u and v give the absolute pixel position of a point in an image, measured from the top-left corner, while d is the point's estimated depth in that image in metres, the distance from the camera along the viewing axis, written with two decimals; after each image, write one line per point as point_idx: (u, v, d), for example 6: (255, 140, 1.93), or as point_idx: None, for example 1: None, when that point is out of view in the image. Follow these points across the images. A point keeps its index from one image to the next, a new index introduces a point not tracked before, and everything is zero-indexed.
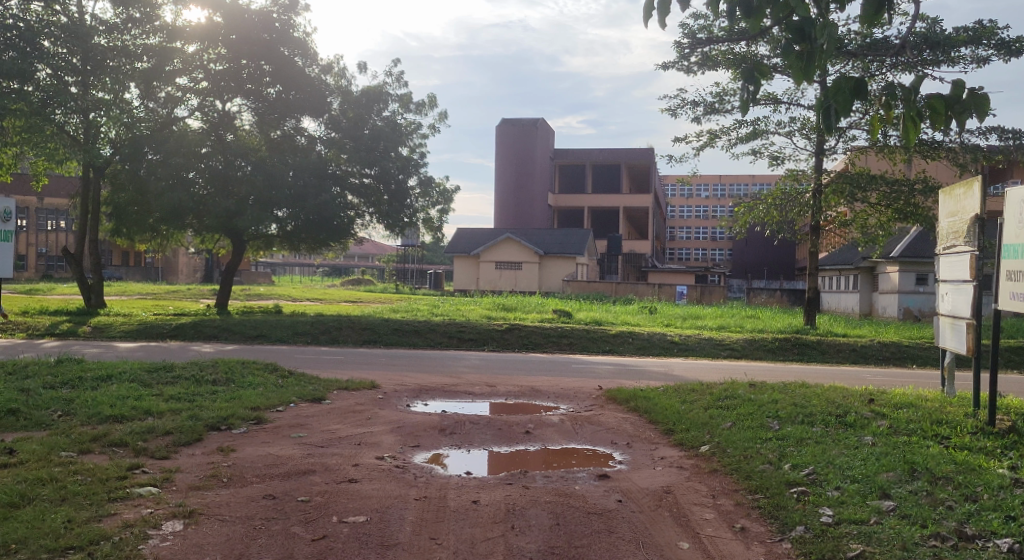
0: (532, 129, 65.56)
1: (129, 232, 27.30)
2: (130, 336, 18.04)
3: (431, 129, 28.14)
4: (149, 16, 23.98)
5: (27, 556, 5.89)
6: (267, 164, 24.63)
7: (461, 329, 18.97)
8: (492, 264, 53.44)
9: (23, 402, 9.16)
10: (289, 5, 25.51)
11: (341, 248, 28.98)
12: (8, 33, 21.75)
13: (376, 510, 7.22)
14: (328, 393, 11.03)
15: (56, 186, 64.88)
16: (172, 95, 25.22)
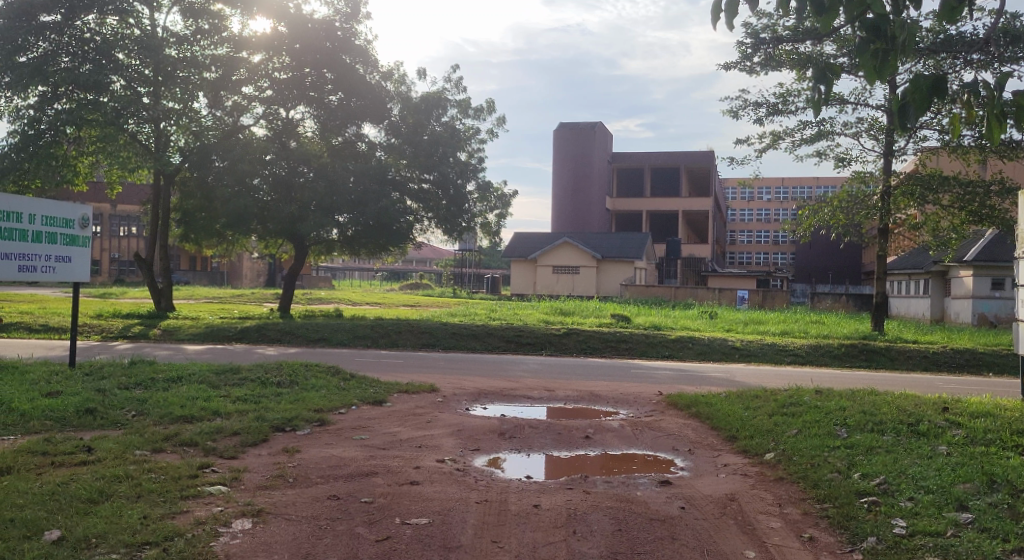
0: (589, 132, 65.72)
1: (196, 238, 28.04)
2: (197, 339, 18.54)
3: (490, 134, 28.12)
4: (217, 27, 24.86)
5: (106, 550, 6.12)
6: (328, 169, 25.20)
7: (518, 333, 19.02)
8: (549, 269, 53.65)
9: (100, 401, 9.50)
10: (350, 14, 25.93)
11: (400, 251, 29.39)
12: (86, 46, 23.37)
13: (438, 513, 7.27)
14: (388, 395, 11.17)
15: (130, 194, 67.44)
16: (239, 103, 25.86)
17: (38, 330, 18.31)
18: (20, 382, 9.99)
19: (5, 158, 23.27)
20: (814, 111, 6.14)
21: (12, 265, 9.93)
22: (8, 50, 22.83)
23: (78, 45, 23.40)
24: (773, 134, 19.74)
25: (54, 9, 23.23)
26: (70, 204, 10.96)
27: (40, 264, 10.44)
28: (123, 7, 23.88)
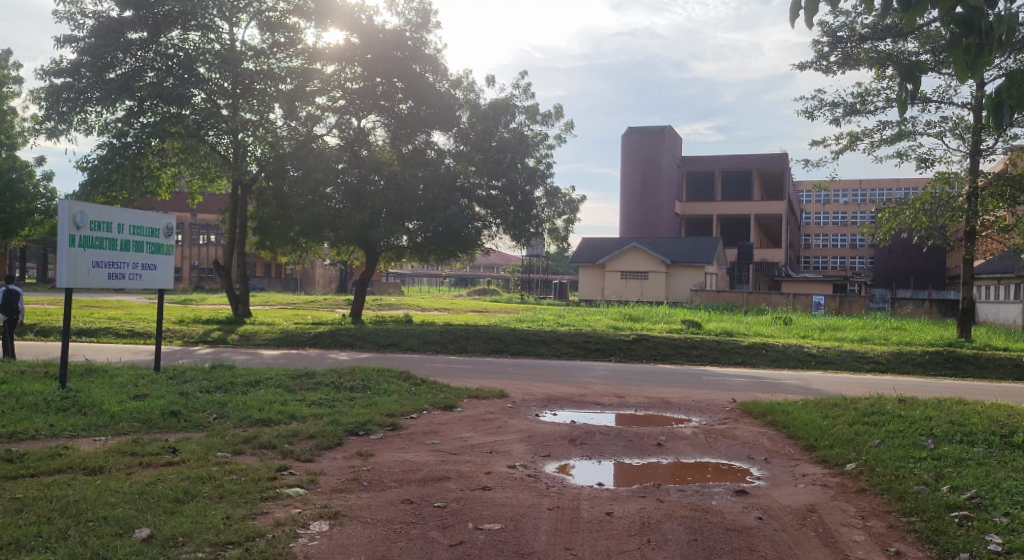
0: (659, 137, 65.05)
1: (272, 244, 28.92)
2: (273, 344, 19.03)
3: (558, 139, 28.15)
4: (292, 40, 25.59)
5: (193, 548, 6.32)
6: (398, 177, 25.48)
7: (587, 339, 18.96)
8: (617, 275, 53.44)
9: (183, 404, 9.84)
10: (421, 23, 26.21)
11: (468, 258, 29.59)
12: (170, 62, 24.27)
13: (511, 518, 7.29)
14: (459, 401, 11.25)
15: (209, 203, 69.84)
16: (313, 114, 26.10)
17: (124, 335, 19.07)
18: (109, 384, 10.42)
19: (94, 170, 24.19)
20: (901, 110, 6.06)
21: (102, 272, 10.32)
22: (99, 67, 23.88)
23: (162, 61, 24.42)
24: (850, 135, 19.20)
25: (140, 27, 24.26)
26: (155, 214, 11.38)
27: (128, 272, 10.89)
28: (205, 23, 24.71)
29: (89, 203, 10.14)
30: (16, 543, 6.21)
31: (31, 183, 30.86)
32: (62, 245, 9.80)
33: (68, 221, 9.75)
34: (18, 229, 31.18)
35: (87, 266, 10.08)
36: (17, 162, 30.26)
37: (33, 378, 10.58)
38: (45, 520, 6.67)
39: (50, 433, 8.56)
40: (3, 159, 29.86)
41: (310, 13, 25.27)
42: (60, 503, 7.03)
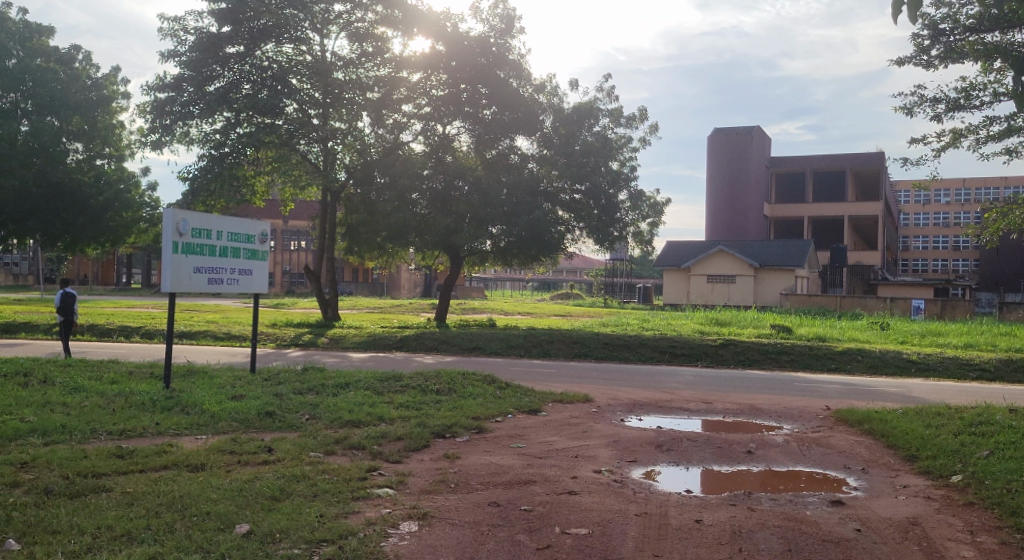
0: (746, 138, 63.72)
1: (359, 250, 29.74)
2: (361, 347, 19.51)
3: (642, 142, 27.94)
4: (379, 49, 25.94)
5: (289, 544, 6.51)
6: (483, 183, 25.94)
7: (672, 344, 18.72)
8: (703, 278, 52.43)
9: (277, 405, 10.17)
10: (504, 29, 26.74)
11: (551, 262, 29.61)
12: (265, 74, 25.26)
13: (598, 524, 7.23)
14: (543, 405, 11.25)
15: (300, 211, 72.35)
16: (399, 121, 26.85)
17: (222, 338, 19.88)
18: (209, 385, 10.88)
19: (194, 180, 25.39)
20: (1018, 106, 5.77)
21: (202, 277, 10.78)
22: (199, 80, 25.01)
23: (258, 73, 25.29)
24: (953, 132, 18.19)
25: (237, 41, 25.17)
26: (251, 221, 11.79)
27: (227, 276, 11.34)
28: (297, 36, 25.63)
29: (191, 211, 10.61)
30: (128, 534, 6.52)
31: (137, 193, 32.57)
32: (166, 252, 10.31)
33: (171, 228, 10.29)
34: (126, 237, 32.97)
35: (189, 271, 10.56)
36: (125, 173, 32.08)
37: (140, 378, 11.12)
38: (153, 514, 6.98)
39: (157, 430, 8.99)
40: (112, 171, 31.68)
41: (397, 23, 25.61)
42: (166, 497, 7.36)
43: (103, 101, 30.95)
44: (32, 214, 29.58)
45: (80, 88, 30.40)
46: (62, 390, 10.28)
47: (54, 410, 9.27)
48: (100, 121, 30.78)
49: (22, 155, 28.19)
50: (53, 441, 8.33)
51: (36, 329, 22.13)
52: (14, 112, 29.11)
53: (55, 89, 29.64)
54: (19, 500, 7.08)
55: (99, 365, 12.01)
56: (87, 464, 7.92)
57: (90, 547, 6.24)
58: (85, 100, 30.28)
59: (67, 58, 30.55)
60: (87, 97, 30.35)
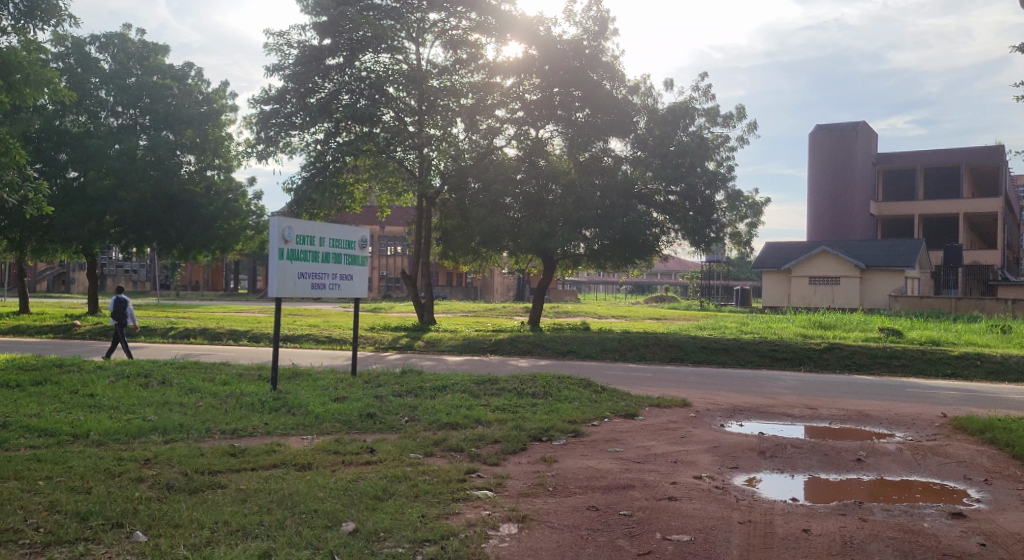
0: (851, 134, 61.20)
1: (454, 254, 30.32)
2: (457, 350, 19.86)
3: (740, 141, 27.28)
4: (474, 56, 26.40)
5: (394, 543, 6.64)
6: (577, 186, 25.48)
7: (772, 348, 18.20)
8: (805, 280, 50.78)
9: (378, 407, 10.43)
10: (598, 32, 26.58)
11: (646, 263, 29.20)
12: (362, 84, 25.95)
13: (700, 530, 7.08)
14: (640, 409, 11.13)
15: (396, 217, 74.22)
16: (493, 126, 27.13)
17: (324, 341, 20.54)
18: (313, 387, 11.26)
19: (298, 190, 26.48)
20: None
21: (306, 283, 11.15)
22: (302, 93, 26.02)
23: (357, 84, 26.00)
24: None
25: (338, 53, 25.95)
26: (350, 227, 12.07)
27: (329, 282, 11.66)
28: (393, 45, 26.13)
29: (295, 219, 10.96)
30: (243, 530, 6.79)
31: (245, 202, 33.81)
32: (273, 259, 10.67)
33: (277, 236, 10.65)
34: (234, 245, 33.99)
35: (294, 276, 10.94)
36: (233, 183, 33.38)
37: (250, 380, 11.61)
38: (266, 511, 7.24)
39: (266, 430, 9.35)
40: (221, 181, 32.97)
41: (491, 29, 26.05)
42: (277, 495, 7.64)
43: (212, 115, 32.10)
44: (149, 224, 31.41)
45: (192, 103, 31.72)
46: (180, 390, 10.83)
47: (172, 410, 9.77)
48: (210, 133, 32.01)
49: (140, 168, 29.93)
50: (173, 439, 8.77)
51: (152, 332, 23.44)
52: (133, 127, 31.03)
53: (170, 105, 31.29)
54: (144, 493, 7.47)
55: (212, 367, 12.59)
56: (204, 462, 8.32)
57: (209, 540, 6.52)
58: (197, 114, 31.64)
59: (181, 75, 32.06)
60: (198, 111, 31.71)
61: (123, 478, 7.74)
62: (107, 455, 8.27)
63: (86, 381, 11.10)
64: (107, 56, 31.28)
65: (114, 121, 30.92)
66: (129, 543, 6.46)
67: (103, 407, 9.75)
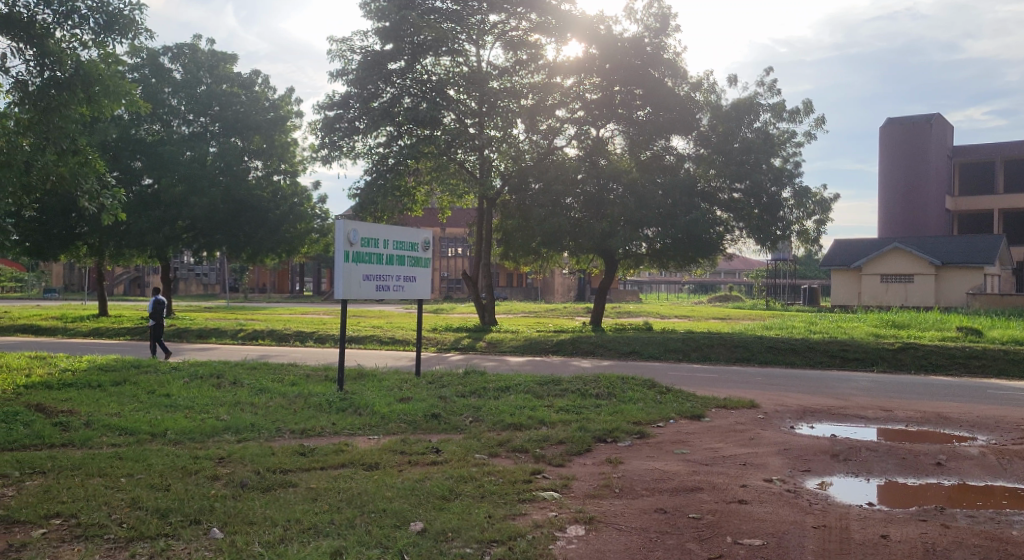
0: (925, 127, 58.47)
1: (515, 255, 30.46)
2: (520, 350, 19.92)
3: (807, 136, 26.72)
4: (535, 56, 26.36)
5: (462, 543, 6.67)
6: (638, 185, 25.33)
7: (843, 348, 17.77)
8: (877, 278, 49.65)
9: (443, 407, 10.53)
10: (660, 28, 26.40)
11: (710, 263, 28.89)
12: (426, 87, 26.33)
13: (773, 535, 6.91)
14: (707, 410, 10.97)
15: (458, 218, 75.00)
16: (553, 126, 27.22)
17: (387, 342, 20.82)
18: (378, 387, 11.40)
19: (362, 195, 27.00)
20: None
21: (371, 286, 11.29)
22: (365, 97, 26.58)
23: (418, 86, 26.46)
24: None
25: (399, 57, 26.24)
26: (414, 229, 12.19)
27: (392, 284, 11.81)
28: (455, 48, 26.25)
29: (359, 222, 11.14)
30: (314, 528, 6.90)
31: (309, 206, 34.14)
32: (338, 261, 10.86)
33: (343, 239, 10.80)
34: (300, 248, 34.70)
35: (359, 278, 11.09)
36: (299, 187, 33.87)
37: (317, 380, 11.82)
38: (336, 510, 7.34)
39: (334, 430, 9.50)
40: (287, 186, 33.51)
41: (551, 30, 26.01)
42: (346, 494, 7.74)
43: (279, 121, 32.81)
44: (219, 229, 32.47)
45: (259, 110, 32.48)
46: (251, 391, 11.09)
47: (243, 409, 9.99)
48: (277, 139, 32.76)
49: (211, 173, 30.99)
50: (245, 438, 8.98)
51: (222, 333, 24.14)
52: (203, 134, 31.96)
53: (238, 112, 32.07)
54: (219, 491, 7.66)
55: (280, 368, 12.85)
56: (275, 460, 8.50)
57: (282, 538, 6.65)
58: (264, 120, 32.43)
59: (248, 82, 32.82)
60: (265, 117, 32.49)
61: (199, 476, 7.95)
62: (184, 453, 8.52)
63: (162, 382, 11.43)
64: (179, 66, 32.08)
65: (186, 129, 31.87)
66: (206, 539, 6.61)
67: (179, 407, 10.05)
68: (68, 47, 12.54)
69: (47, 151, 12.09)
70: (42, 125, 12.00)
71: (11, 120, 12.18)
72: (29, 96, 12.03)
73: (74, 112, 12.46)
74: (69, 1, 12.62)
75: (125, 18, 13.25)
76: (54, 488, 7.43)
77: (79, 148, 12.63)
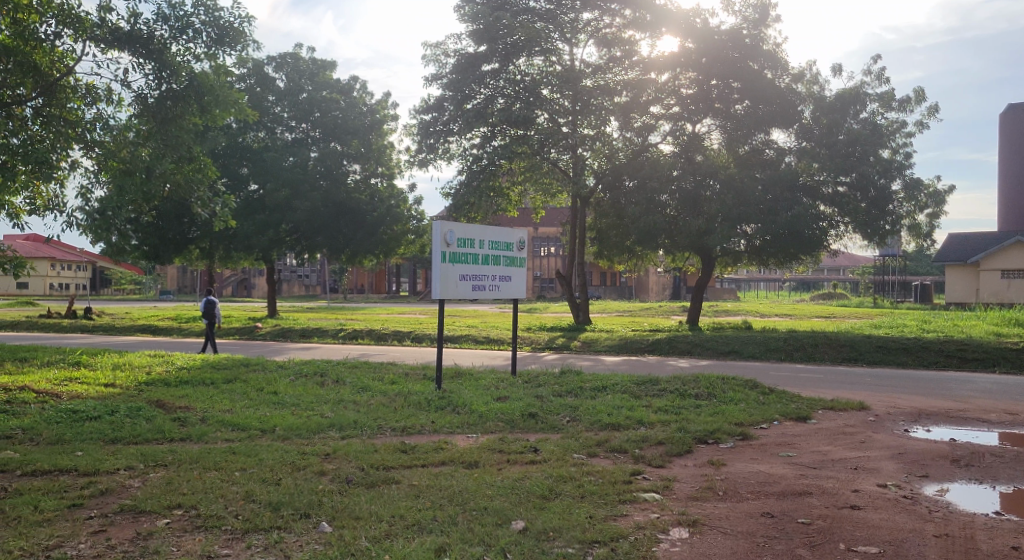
0: None
1: (609, 254, 30.28)
2: (615, 350, 19.75)
3: (919, 125, 25.50)
4: (628, 52, 26.40)
5: (564, 544, 6.59)
6: (737, 180, 24.66)
7: (961, 348, 16.91)
8: (996, 273, 47.48)
9: (540, 407, 10.56)
10: (758, 20, 25.94)
11: (812, 260, 28.00)
12: (518, 88, 26.73)
13: (890, 543, 6.56)
14: (813, 412, 10.64)
15: (550, 218, 75.23)
16: (648, 123, 26.66)
17: (483, 342, 21.02)
18: (475, 386, 11.51)
19: (457, 195, 27.71)
20: None
21: (468, 285, 11.46)
22: (459, 99, 27.02)
23: (511, 87, 26.81)
24: None
25: (492, 59, 26.76)
26: (510, 229, 12.28)
27: (489, 283, 11.92)
28: (547, 47, 26.57)
29: (456, 223, 11.29)
30: (418, 524, 6.99)
31: (406, 207, 34.59)
32: (436, 262, 11.04)
33: (440, 240, 10.99)
34: (397, 249, 35.12)
35: (455, 279, 11.26)
36: (395, 189, 34.31)
37: (416, 379, 12.04)
38: (439, 506, 7.42)
39: (433, 429, 9.63)
40: (385, 188, 34.09)
41: (646, 25, 25.95)
42: (448, 491, 7.81)
43: (375, 125, 33.52)
44: (320, 232, 33.37)
45: (357, 114, 33.23)
46: (353, 389, 11.37)
47: (346, 408, 10.26)
48: (374, 143, 33.55)
49: (312, 178, 32.13)
50: (348, 436, 9.23)
51: (323, 333, 24.86)
52: (306, 140, 33.19)
53: (337, 117, 32.91)
54: (326, 486, 7.87)
55: (380, 366, 13.15)
56: (379, 457, 8.69)
57: (388, 533, 6.75)
58: (362, 125, 33.16)
59: (347, 88, 33.69)
60: (362, 122, 33.23)
61: (307, 471, 8.19)
62: (293, 449, 8.82)
63: (269, 380, 11.87)
64: (282, 75, 33.28)
65: (289, 135, 33.22)
66: (316, 532, 6.78)
67: (286, 404, 10.42)
68: (184, 61, 13.27)
69: (165, 161, 12.77)
70: (162, 134, 12.94)
71: (132, 131, 12.80)
72: (147, 107, 12.93)
73: (188, 122, 13.35)
74: (184, 16, 13.27)
75: (234, 30, 13.85)
76: (176, 480, 7.79)
77: (195, 155, 13.37)
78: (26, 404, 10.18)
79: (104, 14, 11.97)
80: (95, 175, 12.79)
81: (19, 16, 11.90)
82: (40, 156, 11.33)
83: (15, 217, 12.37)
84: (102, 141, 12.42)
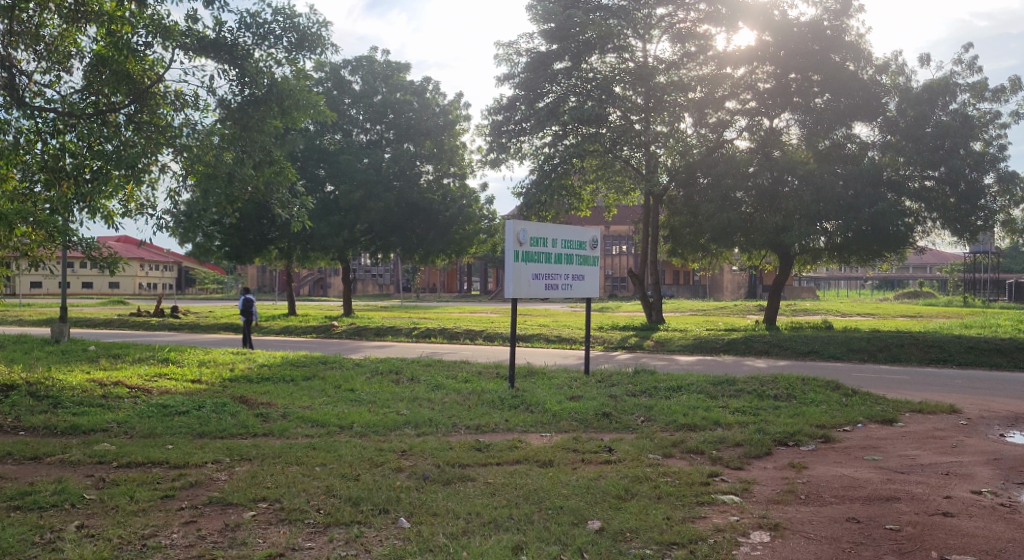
0: None
1: (682, 251, 29.88)
2: (689, 349, 19.47)
3: (1013, 116, 24.47)
4: (703, 47, 26.06)
5: (642, 544, 6.52)
6: (818, 175, 24.00)
7: None
8: None
9: (615, 406, 10.52)
10: (840, 10, 25.20)
11: (897, 258, 27.10)
12: (590, 86, 26.39)
13: (986, 552, 6.26)
14: (899, 415, 10.28)
15: (621, 216, 74.69)
16: (723, 118, 26.29)
17: (555, 341, 21.00)
18: (549, 385, 11.50)
19: (528, 194, 27.74)
20: None
21: (540, 284, 11.46)
22: (532, 98, 27.26)
23: (583, 85, 26.54)
24: None
25: (564, 57, 26.83)
26: (583, 227, 12.25)
27: (562, 282, 11.91)
28: (621, 44, 26.24)
29: (528, 222, 11.31)
30: (494, 522, 7.00)
31: (478, 206, 34.90)
32: (509, 261, 11.07)
33: (513, 239, 11.02)
34: (468, 248, 35.40)
35: (529, 277, 11.28)
36: (467, 189, 34.57)
37: (489, 378, 12.10)
38: (514, 505, 7.41)
39: (506, 427, 9.66)
40: (457, 188, 34.37)
41: (721, 18, 25.63)
42: (523, 490, 7.80)
43: (448, 126, 33.89)
44: (393, 231, 33.99)
45: (430, 115, 33.75)
46: (427, 387, 11.52)
47: (422, 405, 10.39)
48: (446, 143, 33.84)
49: (386, 179, 32.66)
50: (424, 433, 9.34)
51: (396, 332, 25.20)
52: (380, 142, 33.84)
53: (411, 118, 33.49)
54: (404, 483, 7.96)
55: (454, 365, 13.28)
56: (454, 454, 8.77)
57: (465, 530, 6.79)
58: (435, 125, 33.63)
59: (420, 89, 34.09)
60: (436, 122, 33.71)
61: (384, 468, 8.31)
62: (370, 445, 8.96)
63: (346, 377, 12.11)
64: (358, 77, 33.98)
65: (364, 137, 33.94)
66: (395, 528, 6.87)
67: (363, 401, 10.62)
68: (266, 67, 13.67)
69: (246, 165, 13.26)
70: (243, 140, 13.39)
71: (216, 136, 13.09)
72: (230, 112, 13.40)
73: (270, 125, 13.81)
74: (266, 23, 13.63)
75: (314, 34, 14.18)
76: (260, 474, 8.01)
77: (275, 159, 13.92)
78: (120, 399, 10.64)
79: (193, 23, 12.41)
80: (183, 179, 13.35)
81: (112, 26, 12.16)
82: (129, 161, 11.81)
83: (110, 221, 12.91)
84: (188, 144, 12.61)
